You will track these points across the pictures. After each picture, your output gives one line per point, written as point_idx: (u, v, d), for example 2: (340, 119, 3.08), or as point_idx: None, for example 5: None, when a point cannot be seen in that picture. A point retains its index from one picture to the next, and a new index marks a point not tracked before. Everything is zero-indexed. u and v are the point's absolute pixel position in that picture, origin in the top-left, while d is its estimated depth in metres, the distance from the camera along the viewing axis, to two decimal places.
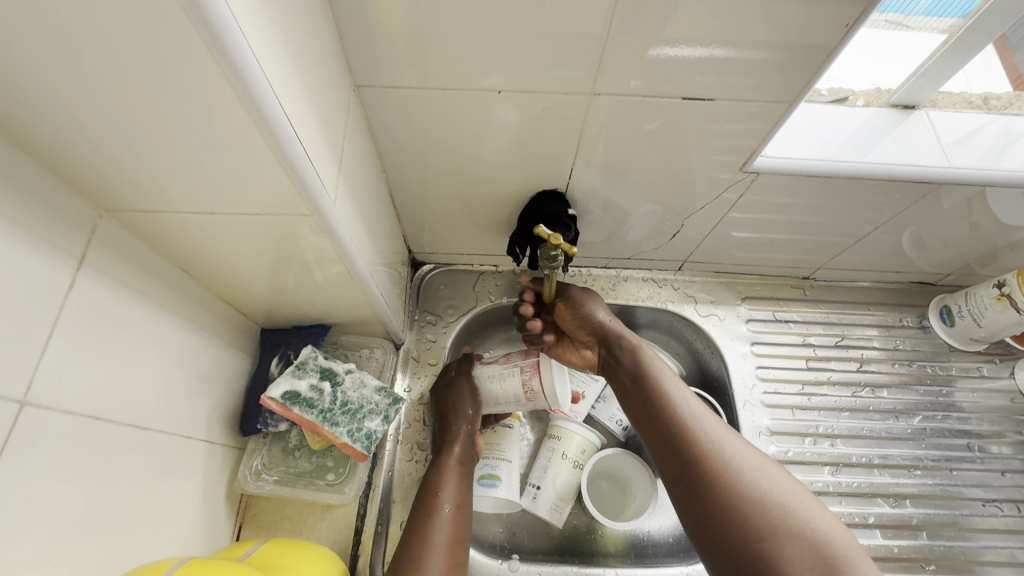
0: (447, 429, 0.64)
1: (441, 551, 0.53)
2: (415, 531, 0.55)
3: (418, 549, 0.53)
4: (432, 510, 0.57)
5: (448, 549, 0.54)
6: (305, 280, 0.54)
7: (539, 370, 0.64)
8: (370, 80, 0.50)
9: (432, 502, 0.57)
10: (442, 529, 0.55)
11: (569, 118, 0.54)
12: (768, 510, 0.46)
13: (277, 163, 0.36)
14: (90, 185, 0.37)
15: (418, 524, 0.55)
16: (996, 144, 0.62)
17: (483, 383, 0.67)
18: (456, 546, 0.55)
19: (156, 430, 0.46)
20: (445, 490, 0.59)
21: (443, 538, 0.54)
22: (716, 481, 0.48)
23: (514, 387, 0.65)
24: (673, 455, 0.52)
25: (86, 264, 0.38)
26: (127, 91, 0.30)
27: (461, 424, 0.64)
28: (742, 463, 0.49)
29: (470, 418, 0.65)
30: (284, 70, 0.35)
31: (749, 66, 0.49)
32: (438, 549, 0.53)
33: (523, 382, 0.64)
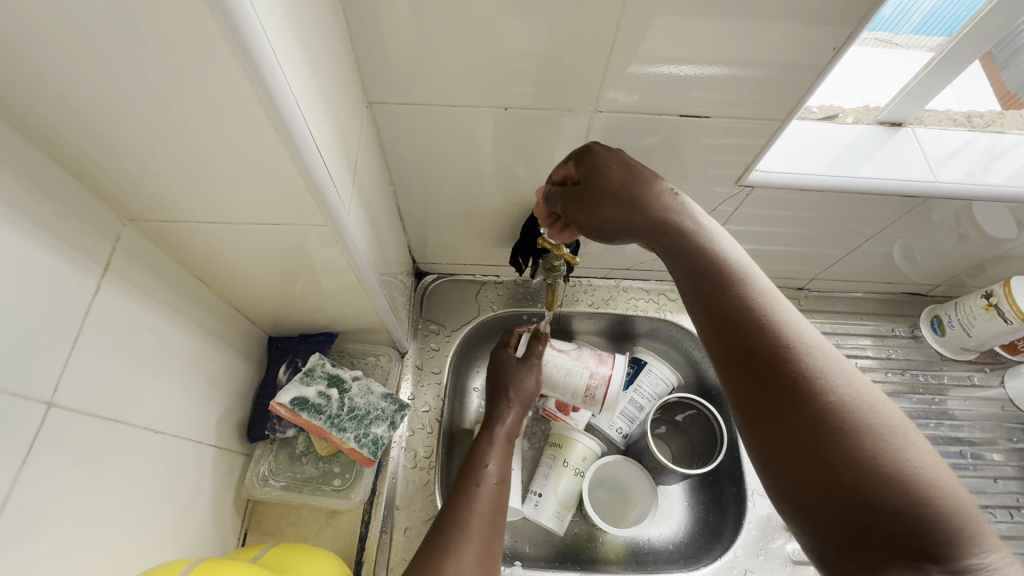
0: (499, 405, 0.67)
1: (483, 515, 0.54)
2: (460, 494, 0.56)
3: (460, 509, 0.54)
4: (478, 476, 0.58)
5: (490, 515, 0.54)
6: (316, 288, 0.55)
7: (609, 382, 0.70)
8: (382, 96, 0.52)
9: (477, 470, 0.59)
10: (486, 495, 0.56)
11: (572, 134, 0.57)
12: (872, 451, 0.31)
13: (296, 174, 0.38)
14: (116, 195, 0.39)
15: (464, 487, 0.57)
16: (981, 159, 0.64)
17: (548, 371, 0.70)
18: (497, 515, 0.55)
19: (169, 434, 0.47)
20: (491, 462, 0.61)
21: (485, 504, 0.55)
22: (802, 406, 0.33)
23: (579, 386, 0.70)
24: (757, 386, 0.34)
25: (109, 271, 0.40)
26: (161, 107, 0.32)
27: (514, 402, 0.67)
28: (843, 387, 0.33)
29: (523, 397, 0.68)
30: (306, 88, 0.37)
31: (744, 86, 0.51)
32: (481, 513, 0.54)
33: (590, 385, 0.69)
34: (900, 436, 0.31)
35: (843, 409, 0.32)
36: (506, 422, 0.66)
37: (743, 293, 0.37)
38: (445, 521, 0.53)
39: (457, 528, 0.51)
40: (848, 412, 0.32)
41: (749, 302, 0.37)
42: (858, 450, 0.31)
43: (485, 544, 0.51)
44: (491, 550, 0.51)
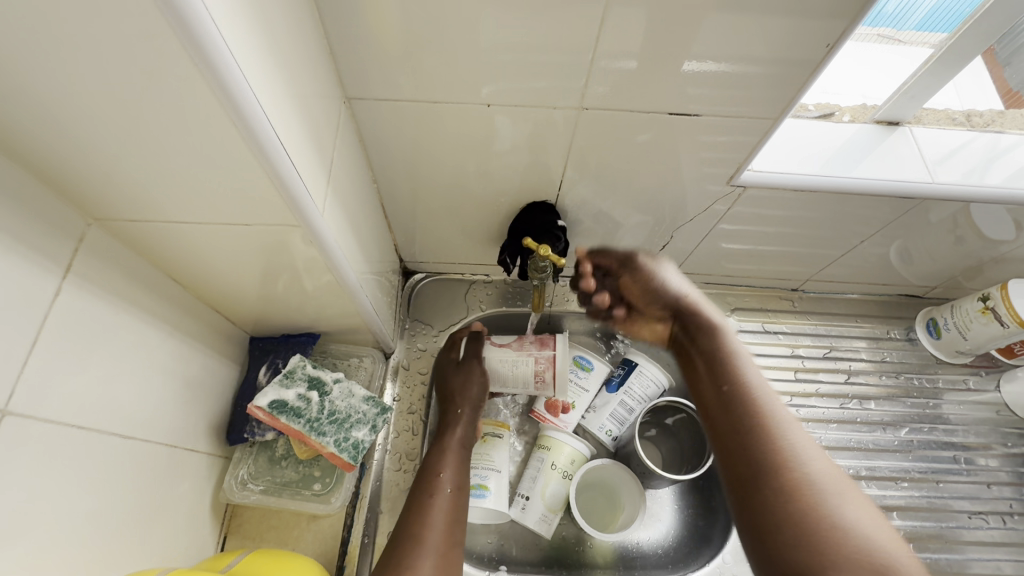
0: (448, 412, 0.66)
1: (439, 532, 0.53)
2: (415, 509, 0.55)
3: (416, 528, 0.52)
4: (432, 488, 0.57)
5: (446, 528, 0.53)
6: (294, 288, 0.54)
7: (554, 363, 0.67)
8: (362, 91, 0.51)
9: (431, 482, 0.58)
10: (442, 508, 0.55)
11: (559, 131, 0.55)
12: (829, 517, 0.38)
13: (262, 172, 0.36)
14: (78, 194, 0.37)
15: (418, 503, 0.55)
16: (978, 160, 0.63)
17: (492, 365, 0.70)
18: (455, 526, 0.54)
19: (140, 438, 0.46)
20: (446, 470, 0.59)
21: (442, 516, 0.54)
22: (783, 480, 0.41)
23: (526, 372, 0.68)
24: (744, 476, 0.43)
25: (71, 272, 0.38)
26: (115, 102, 0.30)
27: (464, 407, 0.66)
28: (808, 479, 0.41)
29: (473, 400, 0.67)
30: (271, 82, 0.35)
31: (734, 83, 0.50)
32: (437, 528, 0.53)
33: (537, 371, 0.67)
34: (848, 506, 0.39)
35: (807, 479, 0.41)
36: (459, 428, 0.64)
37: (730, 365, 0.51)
38: (400, 540, 0.52)
39: (410, 549, 0.50)
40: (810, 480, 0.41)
41: (739, 383, 0.49)
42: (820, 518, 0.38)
43: (443, 560, 0.50)
44: (449, 566, 0.50)
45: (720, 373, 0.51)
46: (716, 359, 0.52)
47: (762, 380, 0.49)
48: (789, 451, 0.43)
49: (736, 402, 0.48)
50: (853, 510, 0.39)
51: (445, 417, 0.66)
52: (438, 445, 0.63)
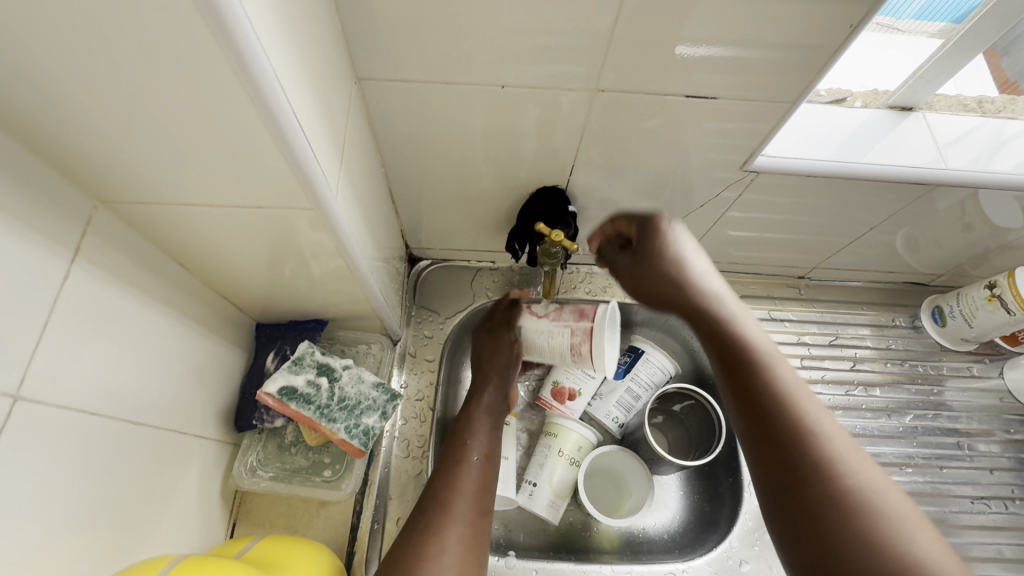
0: (479, 381, 0.67)
1: (468, 498, 0.54)
2: (443, 475, 0.56)
3: (444, 492, 0.54)
4: (460, 456, 0.58)
5: (475, 496, 0.55)
6: (303, 274, 0.53)
7: (590, 336, 0.64)
8: (372, 72, 0.50)
9: (461, 450, 0.59)
10: (471, 476, 0.56)
11: (572, 114, 0.54)
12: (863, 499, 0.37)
13: (277, 153, 0.35)
14: (86, 175, 0.36)
15: (448, 469, 0.57)
16: (988, 146, 0.62)
17: (530, 338, 0.69)
18: (484, 494, 0.56)
19: (150, 425, 0.45)
20: (476, 438, 0.61)
21: (470, 484, 0.55)
22: (819, 488, 0.39)
23: (563, 344, 0.66)
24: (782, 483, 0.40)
25: (80, 256, 0.37)
26: (126, 78, 0.29)
27: (494, 376, 0.67)
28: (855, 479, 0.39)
29: (505, 369, 0.68)
30: (287, 59, 0.34)
31: (752, 66, 0.49)
32: (465, 495, 0.54)
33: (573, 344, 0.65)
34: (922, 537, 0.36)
35: (861, 493, 0.38)
36: (486, 399, 0.65)
37: (778, 394, 0.44)
38: (428, 505, 0.53)
39: (439, 512, 0.52)
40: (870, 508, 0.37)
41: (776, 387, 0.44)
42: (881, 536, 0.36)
43: (470, 527, 0.52)
44: (477, 533, 0.52)
45: (775, 413, 0.43)
46: (760, 384, 0.45)
47: (794, 377, 0.46)
48: (851, 483, 0.38)
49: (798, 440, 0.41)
50: (918, 532, 0.36)
51: (476, 386, 0.67)
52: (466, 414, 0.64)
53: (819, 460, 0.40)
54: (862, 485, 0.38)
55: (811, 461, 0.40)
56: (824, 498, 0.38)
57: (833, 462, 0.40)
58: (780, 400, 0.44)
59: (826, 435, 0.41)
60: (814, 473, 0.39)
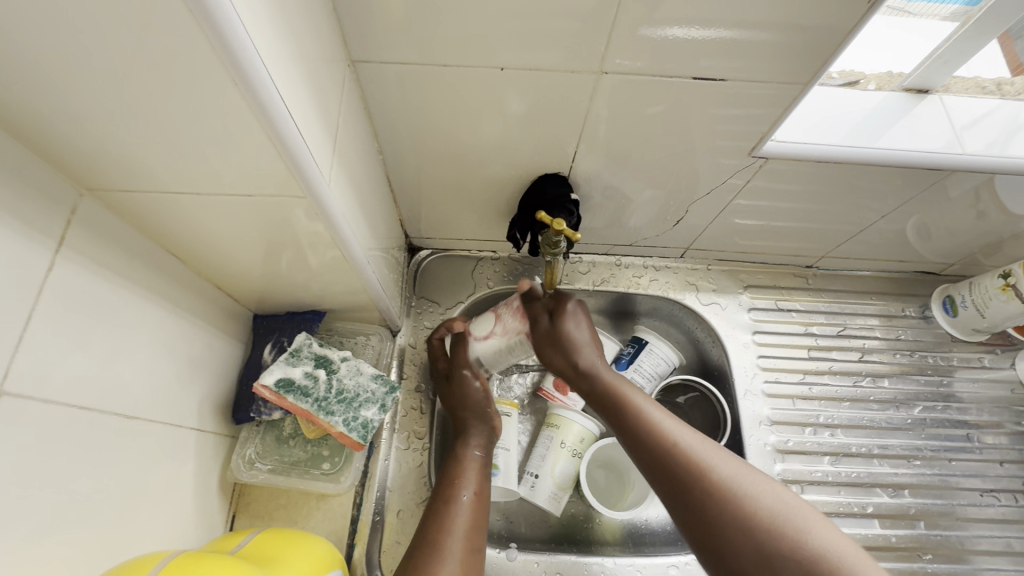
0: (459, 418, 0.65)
1: (460, 538, 0.52)
2: (433, 519, 0.54)
3: (435, 533, 0.52)
4: (450, 496, 0.56)
5: (468, 535, 0.53)
6: (298, 264, 0.52)
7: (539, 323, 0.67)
8: (367, 54, 0.48)
9: (451, 490, 0.57)
10: (463, 516, 0.54)
11: (574, 99, 0.52)
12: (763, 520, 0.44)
13: (263, 134, 0.33)
14: (69, 162, 0.35)
15: (438, 512, 0.54)
16: (1004, 131, 0.60)
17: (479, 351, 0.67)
18: (476, 533, 0.54)
19: (143, 419, 0.44)
20: (466, 479, 0.58)
21: (463, 525, 0.53)
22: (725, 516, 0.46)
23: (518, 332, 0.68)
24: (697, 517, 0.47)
25: (65, 245, 0.36)
26: (102, 58, 0.28)
27: (472, 408, 0.65)
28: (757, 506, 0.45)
29: (479, 402, 0.65)
30: (273, 38, 0.32)
31: (763, 47, 0.47)
32: (458, 535, 0.52)
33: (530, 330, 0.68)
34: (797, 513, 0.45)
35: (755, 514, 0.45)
36: (476, 439, 0.63)
37: (671, 445, 0.51)
38: (418, 549, 0.51)
39: (431, 556, 0.50)
40: (753, 507, 0.45)
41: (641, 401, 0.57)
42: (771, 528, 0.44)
43: (465, 571, 0.49)
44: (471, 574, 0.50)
45: (671, 460, 0.50)
46: (657, 443, 0.52)
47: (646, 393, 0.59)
48: (735, 493, 0.47)
49: (692, 476, 0.49)
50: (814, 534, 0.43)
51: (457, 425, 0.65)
52: (455, 455, 0.61)
53: (708, 485, 0.48)
54: (745, 491, 0.47)
55: (704, 489, 0.48)
56: (721, 519, 0.46)
57: (720, 479, 0.48)
58: (672, 447, 0.51)
59: (710, 461, 0.49)
60: (709, 498, 0.47)
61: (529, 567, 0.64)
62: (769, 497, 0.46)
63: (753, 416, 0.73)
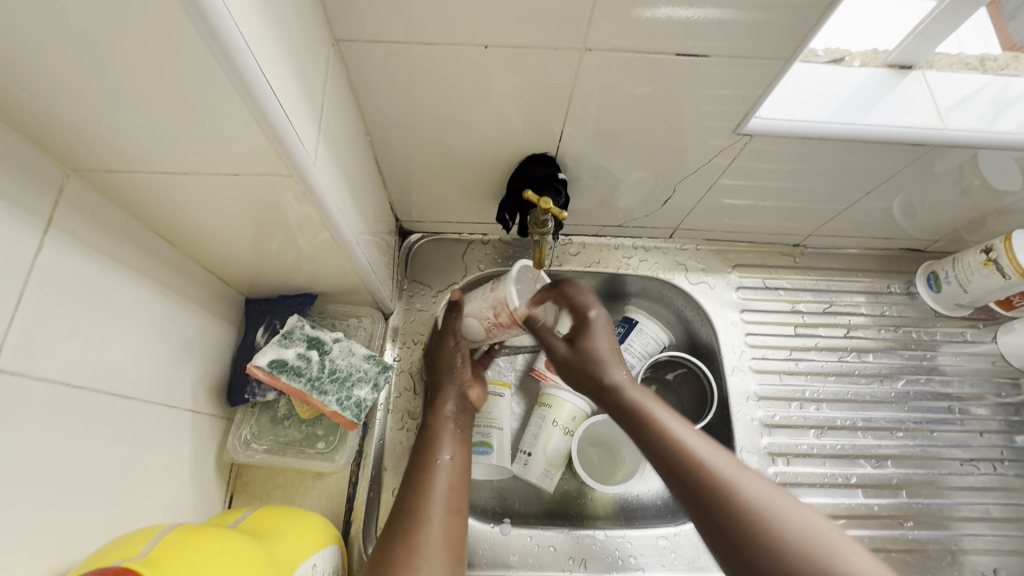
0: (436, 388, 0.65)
1: (441, 501, 0.54)
2: (412, 483, 0.56)
3: (415, 498, 0.54)
4: (427, 461, 0.57)
5: (447, 498, 0.55)
6: (288, 247, 0.52)
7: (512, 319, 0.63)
8: (350, 34, 0.48)
9: (428, 455, 0.58)
10: (441, 479, 0.56)
11: (559, 77, 0.52)
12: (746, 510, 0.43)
13: (245, 109, 0.33)
14: (55, 143, 0.35)
15: (414, 478, 0.56)
16: (990, 109, 0.61)
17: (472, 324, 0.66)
18: (457, 494, 0.56)
19: (137, 399, 0.45)
20: (442, 443, 0.60)
21: (442, 489, 0.55)
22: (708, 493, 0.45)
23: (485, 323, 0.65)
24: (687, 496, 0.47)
25: (53, 227, 0.36)
26: (81, 35, 0.28)
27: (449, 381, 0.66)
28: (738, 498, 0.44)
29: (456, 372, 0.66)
30: (254, 15, 0.32)
31: (745, 24, 0.47)
32: (437, 498, 0.54)
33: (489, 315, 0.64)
34: (832, 540, 0.40)
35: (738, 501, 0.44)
36: (448, 406, 0.64)
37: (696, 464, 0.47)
38: (400, 513, 0.53)
39: (412, 518, 0.52)
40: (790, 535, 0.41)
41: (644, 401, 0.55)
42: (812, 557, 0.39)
43: (447, 534, 0.52)
44: (454, 533, 0.53)
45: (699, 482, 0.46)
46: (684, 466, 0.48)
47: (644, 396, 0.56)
48: (769, 519, 0.42)
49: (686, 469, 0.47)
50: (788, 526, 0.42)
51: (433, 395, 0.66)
52: (430, 422, 0.62)
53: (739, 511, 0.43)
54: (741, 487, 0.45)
55: (736, 516, 0.43)
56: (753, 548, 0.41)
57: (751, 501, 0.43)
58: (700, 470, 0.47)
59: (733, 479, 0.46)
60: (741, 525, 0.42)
61: (522, 540, 0.66)
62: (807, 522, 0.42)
63: (740, 392, 0.75)
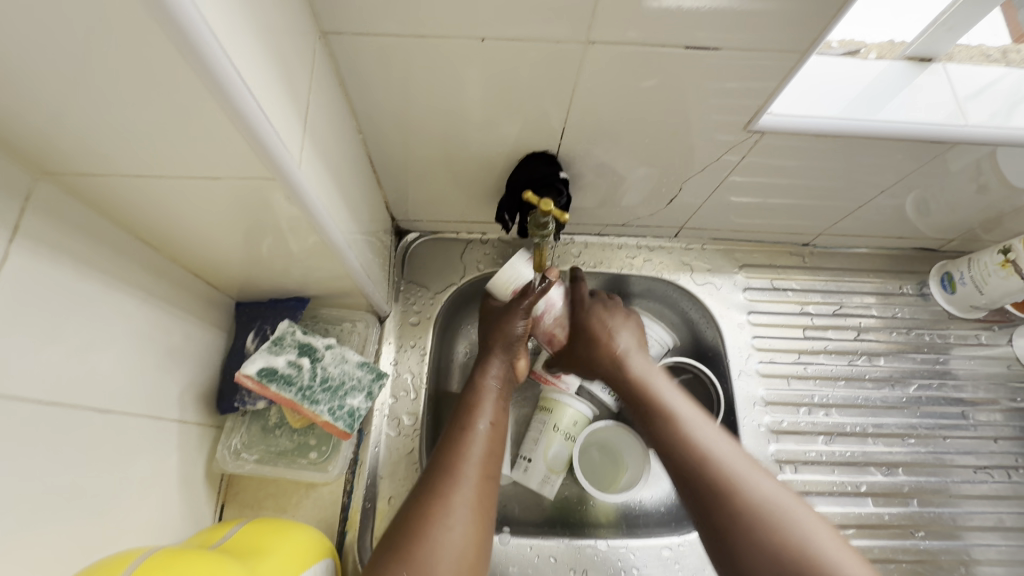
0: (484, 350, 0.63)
1: (476, 464, 0.53)
2: (449, 443, 0.54)
3: (448, 459, 0.53)
4: (466, 424, 0.56)
5: (482, 462, 0.53)
6: (278, 250, 0.50)
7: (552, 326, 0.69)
8: (339, 26, 0.45)
9: (468, 419, 0.57)
10: (476, 444, 0.54)
11: (561, 71, 0.50)
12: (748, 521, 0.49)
13: (220, 110, 0.31)
14: (20, 146, 0.33)
15: (452, 438, 0.55)
16: (1010, 102, 0.58)
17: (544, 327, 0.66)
18: (490, 462, 0.54)
19: (119, 412, 0.43)
20: (481, 408, 0.58)
21: (477, 454, 0.53)
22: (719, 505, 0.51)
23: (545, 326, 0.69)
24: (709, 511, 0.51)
25: (21, 235, 0.34)
26: (37, 30, 0.25)
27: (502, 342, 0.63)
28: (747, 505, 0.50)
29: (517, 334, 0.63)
30: (229, 9, 0.30)
31: (759, 14, 0.44)
32: (471, 460, 0.53)
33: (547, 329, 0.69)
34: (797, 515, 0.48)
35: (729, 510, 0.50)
36: (493, 370, 0.62)
37: (724, 472, 0.52)
38: (430, 473, 0.52)
39: (446, 477, 0.51)
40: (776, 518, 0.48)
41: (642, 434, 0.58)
42: (781, 541, 0.47)
43: (479, 498, 0.51)
44: (486, 498, 0.51)
45: (722, 487, 0.51)
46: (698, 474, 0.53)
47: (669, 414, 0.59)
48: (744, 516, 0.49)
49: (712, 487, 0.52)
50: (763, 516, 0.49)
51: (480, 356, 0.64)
52: (473, 385, 0.61)
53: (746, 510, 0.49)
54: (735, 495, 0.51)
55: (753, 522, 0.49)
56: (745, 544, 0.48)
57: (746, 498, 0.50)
58: (725, 479, 0.52)
59: (749, 482, 0.51)
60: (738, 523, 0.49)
61: (522, 550, 0.64)
62: (769, 501, 0.50)
63: (747, 396, 0.73)
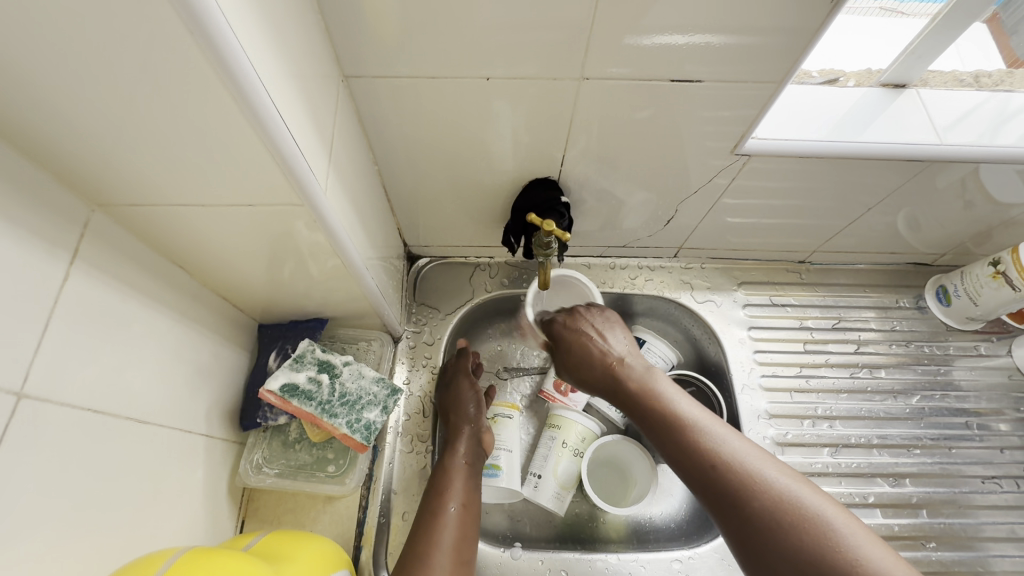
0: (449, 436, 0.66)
1: (448, 550, 0.54)
2: (421, 531, 0.55)
3: (423, 548, 0.53)
4: (437, 509, 0.57)
5: (454, 547, 0.54)
6: (300, 274, 0.54)
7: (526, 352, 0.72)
8: (360, 70, 0.50)
9: (437, 502, 0.58)
10: (449, 529, 0.56)
11: (559, 104, 0.54)
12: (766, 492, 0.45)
13: (261, 145, 0.35)
14: (83, 180, 0.37)
15: (424, 525, 0.56)
16: (992, 123, 0.62)
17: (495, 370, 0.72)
18: (463, 549, 0.55)
19: (153, 424, 0.46)
20: (452, 491, 0.59)
21: (450, 538, 0.55)
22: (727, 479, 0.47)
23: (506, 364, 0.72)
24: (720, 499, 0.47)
25: (79, 258, 0.38)
26: (107, 81, 0.30)
27: (462, 424, 0.66)
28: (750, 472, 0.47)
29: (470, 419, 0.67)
30: (269, 58, 0.35)
31: (736, 48, 0.48)
32: (444, 549, 0.54)
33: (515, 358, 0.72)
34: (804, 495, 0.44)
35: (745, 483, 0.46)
36: (461, 449, 0.64)
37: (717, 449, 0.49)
38: (408, 560, 0.53)
39: (418, 570, 0.52)
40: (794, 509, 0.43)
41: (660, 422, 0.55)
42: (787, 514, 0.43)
43: None
44: None
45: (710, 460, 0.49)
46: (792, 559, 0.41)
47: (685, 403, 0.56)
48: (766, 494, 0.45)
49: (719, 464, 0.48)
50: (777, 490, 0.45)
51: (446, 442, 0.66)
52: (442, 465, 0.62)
53: (764, 505, 0.44)
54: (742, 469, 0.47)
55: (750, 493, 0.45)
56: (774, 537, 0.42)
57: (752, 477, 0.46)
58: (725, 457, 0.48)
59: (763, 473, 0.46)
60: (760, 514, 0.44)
61: (534, 565, 0.65)
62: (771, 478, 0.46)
63: (751, 410, 0.74)
